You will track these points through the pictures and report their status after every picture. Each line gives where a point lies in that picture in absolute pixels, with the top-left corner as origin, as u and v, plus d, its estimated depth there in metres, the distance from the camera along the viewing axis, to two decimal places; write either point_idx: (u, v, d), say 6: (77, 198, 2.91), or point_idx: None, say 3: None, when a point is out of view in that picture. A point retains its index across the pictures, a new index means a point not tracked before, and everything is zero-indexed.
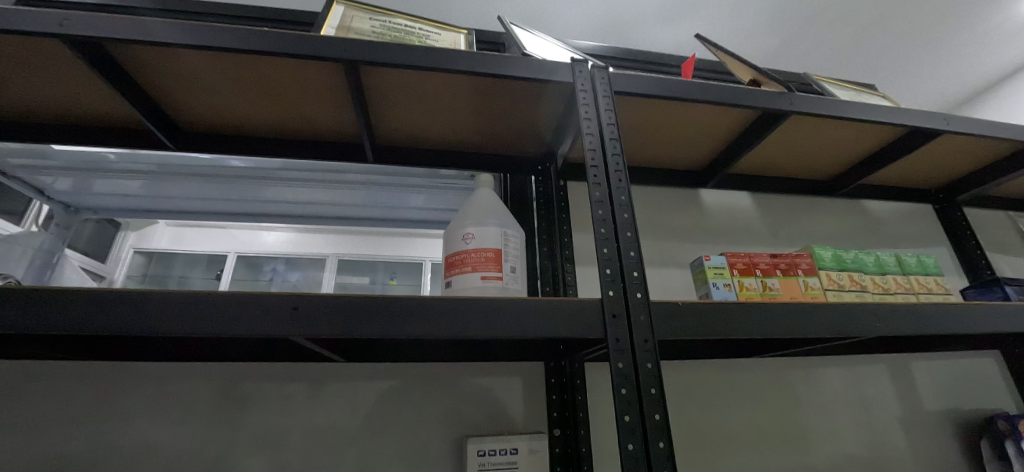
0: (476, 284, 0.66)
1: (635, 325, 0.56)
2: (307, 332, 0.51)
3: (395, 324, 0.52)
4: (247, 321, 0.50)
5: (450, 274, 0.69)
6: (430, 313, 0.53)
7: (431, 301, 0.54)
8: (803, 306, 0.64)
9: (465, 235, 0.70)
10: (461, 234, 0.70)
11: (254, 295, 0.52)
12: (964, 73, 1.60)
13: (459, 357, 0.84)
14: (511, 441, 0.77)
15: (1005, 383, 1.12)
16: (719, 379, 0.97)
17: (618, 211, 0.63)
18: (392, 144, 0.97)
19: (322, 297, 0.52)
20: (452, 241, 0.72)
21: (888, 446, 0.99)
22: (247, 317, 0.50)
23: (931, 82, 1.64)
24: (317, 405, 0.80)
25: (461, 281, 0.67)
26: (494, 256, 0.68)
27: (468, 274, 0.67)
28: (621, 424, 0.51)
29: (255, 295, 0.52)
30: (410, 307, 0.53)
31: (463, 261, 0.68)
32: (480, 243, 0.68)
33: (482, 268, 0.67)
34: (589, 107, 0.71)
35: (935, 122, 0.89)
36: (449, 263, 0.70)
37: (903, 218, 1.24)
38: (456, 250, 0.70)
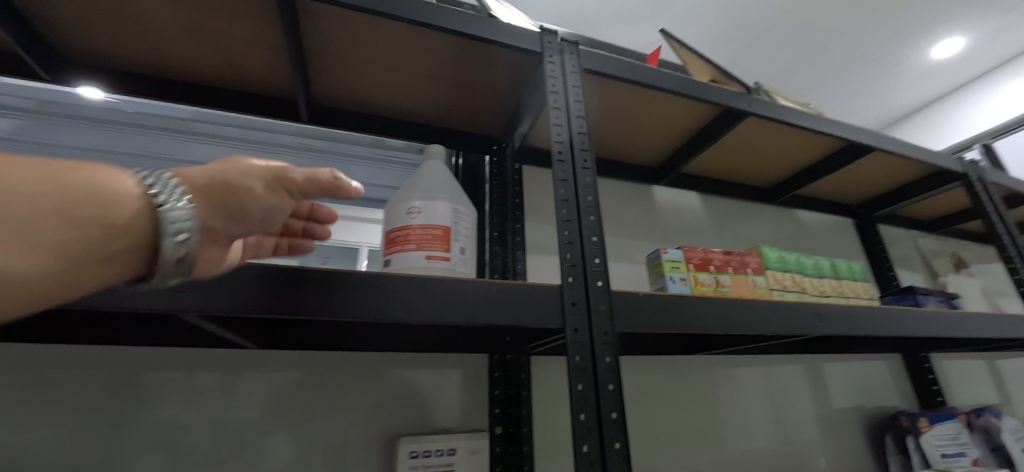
0: (419, 264, 0.58)
1: (596, 315, 0.52)
2: (205, 306, 0.41)
3: (325, 303, 0.44)
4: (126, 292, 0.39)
5: (389, 253, 0.61)
6: (369, 292, 0.46)
7: (370, 278, 0.46)
8: (755, 305, 0.64)
9: (411, 209, 0.62)
10: (406, 208, 0.62)
11: None
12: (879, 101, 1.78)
13: (394, 345, 0.76)
14: (449, 441, 0.71)
15: (899, 383, 1.25)
16: (659, 376, 0.98)
17: (582, 193, 0.59)
18: (332, 103, 0.84)
19: (228, 264, 0.43)
20: (394, 216, 0.63)
21: (806, 440, 1.07)
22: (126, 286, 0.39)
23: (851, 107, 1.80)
24: (227, 395, 0.68)
25: (402, 259, 0.59)
26: (443, 234, 0.61)
27: (411, 252, 0.59)
28: (576, 423, 0.46)
29: None
30: (342, 284, 0.45)
31: (406, 237, 0.60)
32: (427, 219, 0.61)
33: (427, 246, 0.59)
34: (557, 80, 0.65)
35: (870, 138, 0.94)
36: (388, 240, 0.62)
37: (830, 229, 1.33)
38: (399, 224, 0.62)
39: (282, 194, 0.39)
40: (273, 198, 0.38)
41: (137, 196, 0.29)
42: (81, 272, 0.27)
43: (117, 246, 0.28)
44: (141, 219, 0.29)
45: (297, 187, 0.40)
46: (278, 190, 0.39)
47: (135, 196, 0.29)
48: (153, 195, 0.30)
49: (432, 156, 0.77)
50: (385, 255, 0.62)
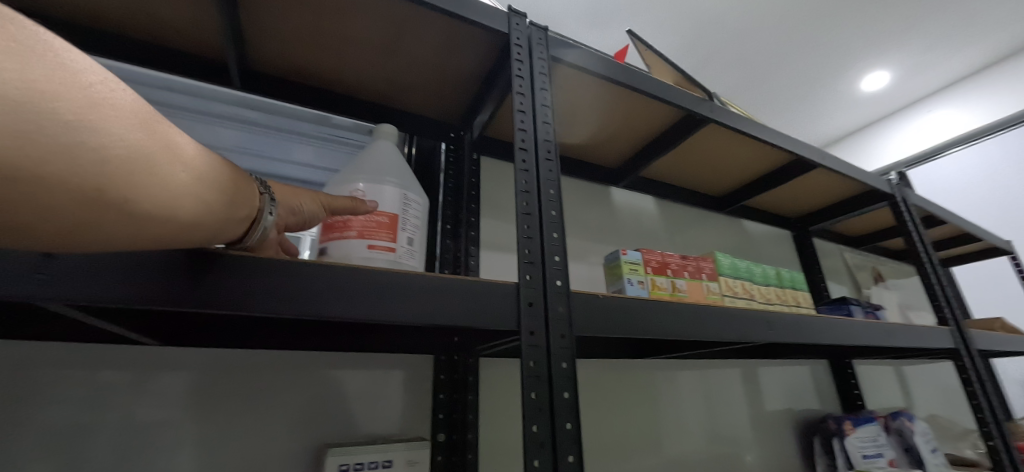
0: (359, 253, 0.52)
1: (553, 317, 0.48)
2: (72, 295, 0.33)
3: (236, 295, 0.37)
4: None
5: (325, 240, 0.54)
6: (292, 283, 0.39)
7: (295, 265, 0.39)
8: (710, 310, 0.63)
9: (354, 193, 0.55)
10: (349, 191, 0.56)
11: None
12: None
13: (329, 344, 0.68)
14: (385, 451, 0.63)
15: (823, 387, 1.33)
16: (608, 380, 0.97)
17: (544, 186, 0.55)
18: (269, 70, 0.74)
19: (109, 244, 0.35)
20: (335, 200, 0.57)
21: (741, 442, 1.10)
22: None
23: None
24: (126, 397, 0.58)
25: (340, 247, 0.52)
26: (390, 222, 0.54)
27: (351, 239, 0.52)
28: (527, 436, 0.42)
29: None
30: (257, 271, 0.38)
31: (347, 224, 0.53)
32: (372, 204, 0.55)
33: (371, 234, 0.53)
34: (523, 64, 0.61)
35: (816, 154, 0.98)
36: (326, 226, 0.55)
37: (772, 240, 1.40)
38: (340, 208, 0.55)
39: (318, 208, 0.48)
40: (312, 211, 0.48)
41: (255, 184, 0.40)
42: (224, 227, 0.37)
43: (245, 211, 0.38)
44: (254, 197, 0.40)
45: (327, 202, 0.49)
46: (317, 204, 0.48)
47: (253, 185, 0.40)
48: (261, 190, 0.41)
49: (381, 136, 0.71)
50: (321, 243, 0.55)
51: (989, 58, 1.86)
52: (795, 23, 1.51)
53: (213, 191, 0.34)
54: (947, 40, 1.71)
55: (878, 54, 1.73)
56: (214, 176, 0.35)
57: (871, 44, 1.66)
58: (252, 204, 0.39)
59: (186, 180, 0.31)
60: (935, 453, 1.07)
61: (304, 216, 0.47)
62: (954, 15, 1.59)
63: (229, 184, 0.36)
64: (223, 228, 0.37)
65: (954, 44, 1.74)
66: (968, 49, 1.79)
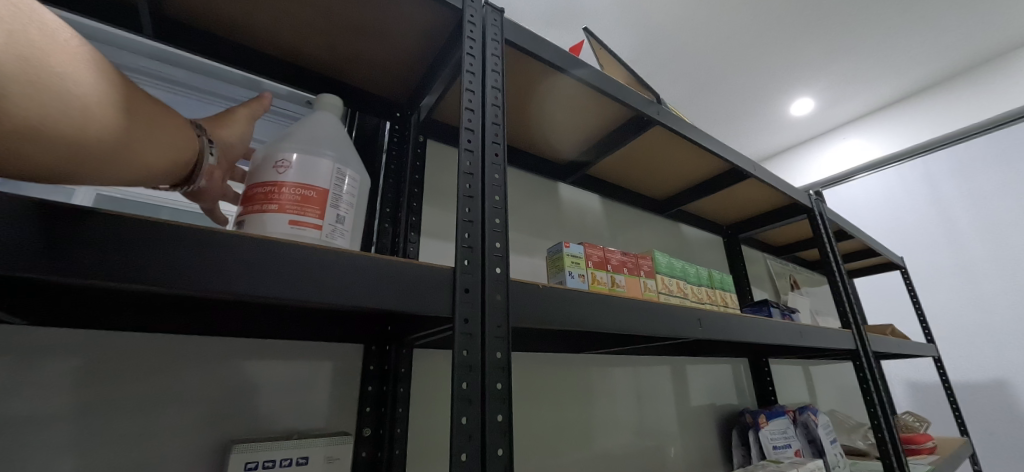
0: (276, 230, 0.47)
1: (489, 305, 0.46)
2: None
3: (118, 261, 0.31)
4: None
5: (244, 213, 0.49)
6: (192, 253, 0.33)
7: (197, 232, 0.34)
8: (646, 306, 0.65)
9: (280, 163, 0.50)
10: (274, 160, 0.51)
11: None
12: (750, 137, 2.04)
13: (243, 329, 0.61)
14: (301, 447, 0.58)
15: (742, 383, 1.43)
16: (545, 374, 0.97)
17: (488, 170, 0.53)
18: (190, 21, 0.66)
19: None
20: (259, 167, 0.52)
21: (667, 436, 1.15)
22: None
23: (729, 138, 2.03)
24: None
25: (256, 222, 0.47)
26: (318, 197, 0.50)
27: (268, 213, 0.47)
28: (456, 429, 0.40)
29: None
30: (147, 235, 0.32)
31: (270, 195, 0.49)
32: (297, 176, 0.50)
33: (295, 209, 0.48)
34: (476, 43, 0.58)
35: (749, 165, 1.03)
36: (247, 197, 0.50)
37: (705, 244, 1.48)
38: (261, 177, 0.50)
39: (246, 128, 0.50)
40: (241, 132, 0.49)
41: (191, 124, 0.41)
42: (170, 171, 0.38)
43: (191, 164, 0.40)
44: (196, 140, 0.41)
45: (247, 118, 0.51)
46: (243, 126, 0.50)
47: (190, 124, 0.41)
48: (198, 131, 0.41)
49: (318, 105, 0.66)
50: (240, 215, 0.50)
51: (896, 95, 2.09)
52: (737, 43, 1.61)
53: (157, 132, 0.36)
54: (863, 75, 1.90)
55: (806, 81, 1.89)
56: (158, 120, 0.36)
57: (801, 71, 1.81)
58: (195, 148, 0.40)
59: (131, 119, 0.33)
60: (834, 443, 1.19)
61: (239, 140, 0.49)
62: (871, 54, 1.77)
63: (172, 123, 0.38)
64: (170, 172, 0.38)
65: (870, 79, 1.94)
66: (879, 86, 1.99)
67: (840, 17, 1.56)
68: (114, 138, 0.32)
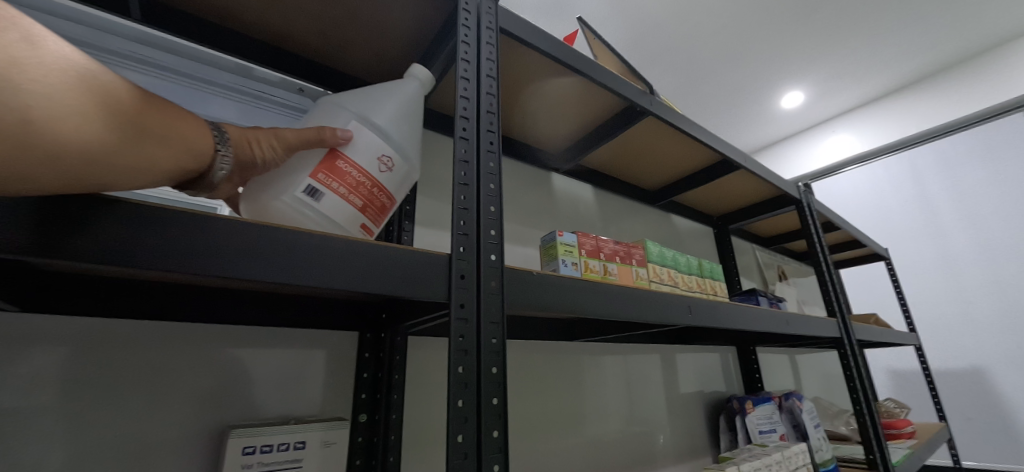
0: (350, 227, 0.47)
1: (484, 293, 0.47)
2: None
3: (137, 251, 0.32)
4: None
5: (322, 182, 0.46)
6: (200, 240, 0.34)
7: (198, 217, 0.34)
8: (637, 293, 0.66)
9: (385, 159, 0.51)
10: (382, 151, 0.51)
11: None
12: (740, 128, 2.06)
13: (236, 316, 0.62)
14: (298, 432, 0.58)
15: (730, 371, 1.46)
16: (537, 361, 0.99)
17: (483, 158, 0.53)
18: (178, 5, 0.65)
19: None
20: (354, 143, 0.49)
21: (656, 422, 1.18)
22: None
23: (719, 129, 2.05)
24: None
25: (334, 207, 0.46)
26: (386, 207, 0.52)
27: (351, 209, 0.47)
28: (452, 411, 0.41)
29: None
30: (156, 223, 0.33)
31: (358, 186, 0.48)
32: (390, 182, 0.52)
33: (371, 213, 0.49)
34: (470, 31, 0.58)
35: (740, 156, 1.05)
36: (329, 165, 0.47)
37: (697, 235, 1.50)
38: (356, 160, 0.49)
39: (282, 151, 0.46)
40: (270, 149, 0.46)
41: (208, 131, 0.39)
42: (173, 171, 0.35)
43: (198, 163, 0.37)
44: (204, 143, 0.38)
45: (292, 141, 0.46)
46: (279, 146, 0.46)
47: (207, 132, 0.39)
48: (215, 140, 0.39)
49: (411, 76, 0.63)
50: (310, 178, 0.46)
51: (884, 90, 2.12)
52: (730, 35, 1.61)
53: (148, 129, 0.33)
54: (851, 70, 1.93)
55: (797, 75, 1.91)
56: (143, 113, 0.33)
57: (792, 64, 1.82)
58: (204, 153, 0.37)
59: (111, 114, 0.30)
60: (818, 429, 1.22)
61: (266, 156, 0.46)
62: (861, 48, 1.79)
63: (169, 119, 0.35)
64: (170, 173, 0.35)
65: (858, 73, 1.96)
66: (868, 80, 2.02)
67: (831, 11, 1.57)
68: (100, 145, 0.29)
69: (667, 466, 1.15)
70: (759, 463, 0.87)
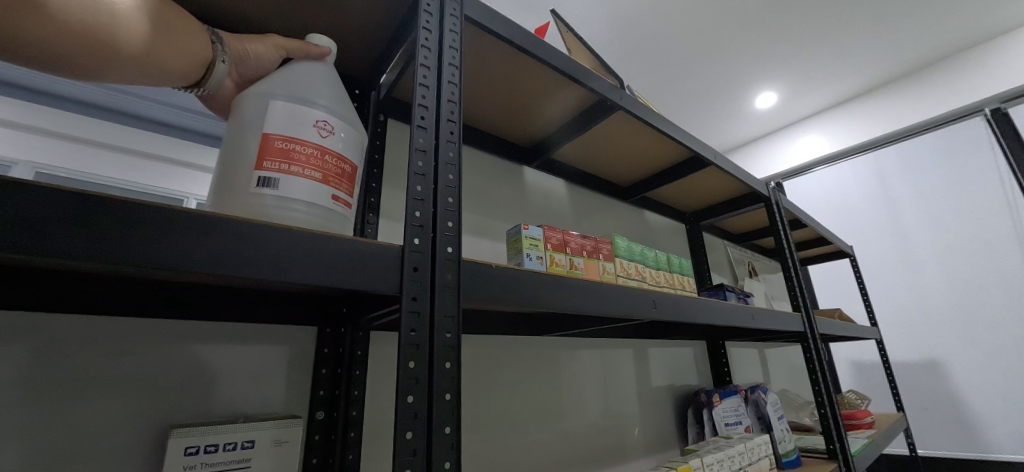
0: (322, 201, 0.47)
1: (440, 285, 0.46)
2: None
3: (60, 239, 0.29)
4: None
5: (272, 168, 0.45)
6: (135, 227, 0.31)
7: (132, 204, 0.31)
8: (602, 287, 0.66)
9: (322, 124, 0.49)
10: (314, 119, 0.49)
11: None
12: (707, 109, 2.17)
13: (178, 310, 0.58)
14: (248, 430, 0.56)
15: (700, 365, 1.49)
16: (506, 356, 0.97)
17: (443, 148, 0.51)
18: None
19: None
20: (287, 120, 0.48)
21: (626, 417, 1.18)
22: None
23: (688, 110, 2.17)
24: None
25: (294, 187, 0.45)
26: (349, 172, 0.51)
27: (315, 184, 0.46)
28: (400, 407, 0.40)
29: None
30: (85, 207, 0.30)
31: (312, 159, 0.47)
32: (339, 146, 0.50)
33: (336, 183, 0.49)
34: (432, 18, 0.56)
35: (710, 152, 1.06)
36: (273, 150, 0.46)
37: (669, 232, 1.51)
38: (295, 135, 0.47)
39: (271, 49, 0.56)
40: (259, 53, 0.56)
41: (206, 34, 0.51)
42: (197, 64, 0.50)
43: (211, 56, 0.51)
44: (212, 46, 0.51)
45: (276, 46, 0.57)
46: (268, 47, 0.56)
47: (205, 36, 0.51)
48: (212, 41, 0.51)
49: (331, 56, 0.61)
50: (258, 169, 0.45)
51: (853, 92, 2.18)
52: (705, 34, 1.63)
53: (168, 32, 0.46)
54: (820, 71, 1.98)
55: (770, 75, 1.95)
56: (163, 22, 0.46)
57: (765, 64, 1.86)
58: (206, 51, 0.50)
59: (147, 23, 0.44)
60: (782, 420, 1.25)
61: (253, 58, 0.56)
62: (830, 50, 1.84)
63: (179, 28, 0.48)
64: (192, 67, 0.49)
65: (828, 75, 2.02)
66: (836, 83, 2.09)
67: (803, 13, 1.60)
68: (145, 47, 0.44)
69: (636, 459, 1.17)
70: (722, 456, 0.88)
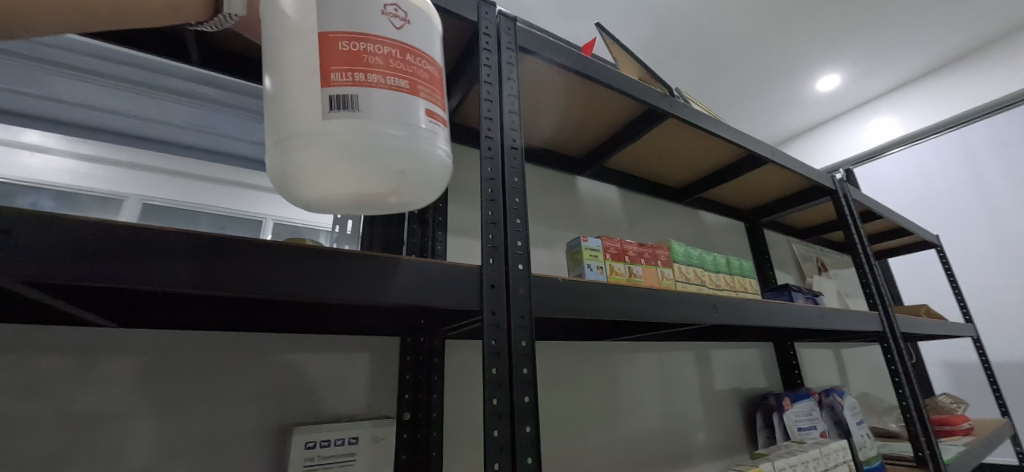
0: (414, 116, 0.35)
1: (513, 298, 0.51)
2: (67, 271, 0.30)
3: (228, 275, 0.35)
4: None
5: (345, 81, 0.34)
6: (277, 263, 0.38)
7: (275, 246, 0.38)
8: (662, 294, 0.68)
9: (389, 9, 0.37)
10: (378, 6, 0.36)
11: None
12: (760, 102, 2.10)
13: (289, 327, 0.68)
14: (350, 429, 0.64)
15: (767, 367, 1.44)
16: (567, 360, 1.01)
17: (508, 174, 0.57)
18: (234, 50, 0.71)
19: (92, 224, 0.31)
20: (349, 15, 0.35)
21: (691, 421, 1.18)
22: None
23: (738, 106, 2.11)
24: (61, 383, 0.56)
25: (382, 102, 0.34)
26: (435, 72, 0.39)
27: (406, 95, 0.35)
28: (487, 408, 0.45)
29: None
30: (243, 250, 0.37)
31: (387, 58, 0.35)
32: (415, 39, 0.38)
33: (424, 87, 0.37)
34: (492, 54, 0.62)
35: (767, 149, 1.04)
36: (339, 56, 0.34)
37: (726, 231, 1.48)
38: (363, 31, 0.35)
39: None
40: None
41: None
42: None
43: None
44: None
45: None
46: None
47: None
48: None
49: None
50: (330, 86, 0.34)
51: (928, 66, 2.01)
52: (758, 23, 1.58)
53: None
54: (890, 48, 1.85)
55: (831, 57, 1.84)
56: None
57: (828, 45, 1.75)
58: None
59: None
60: (861, 425, 1.19)
61: None
62: (900, 25, 1.71)
63: None
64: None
65: (902, 50, 1.87)
66: (909, 58, 1.93)
67: None
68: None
69: (703, 463, 1.16)
70: (794, 460, 0.86)
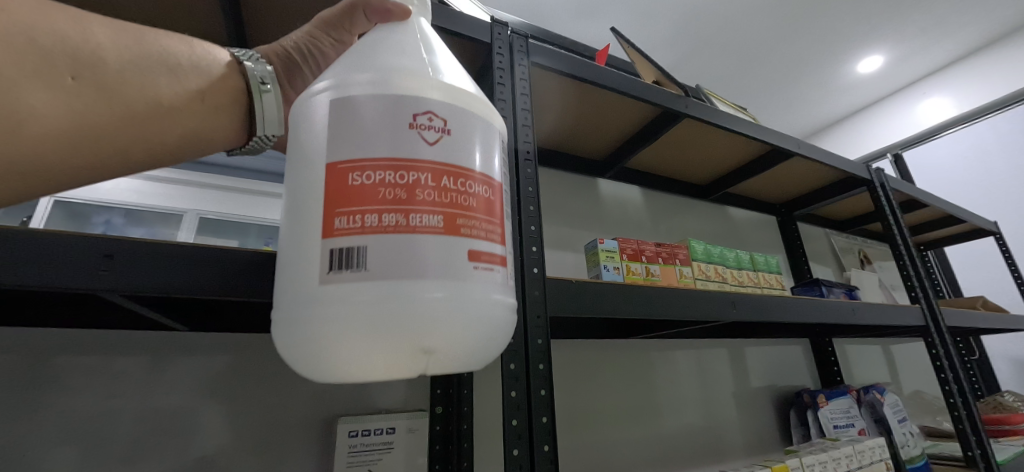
0: (458, 263, 0.30)
1: (528, 300, 0.55)
2: (162, 283, 0.37)
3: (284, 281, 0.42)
4: (66, 273, 0.34)
5: (350, 227, 0.29)
6: None
7: None
8: (677, 292, 0.70)
9: (424, 120, 0.31)
10: (409, 118, 0.31)
11: (72, 236, 0.35)
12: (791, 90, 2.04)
13: None
14: (388, 420, 0.71)
15: (805, 364, 1.41)
16: (594, 359, 1.04)
17: (523, 185, 0.61)
18: None
19: (174, 245, 0.38)
20: (372, 137, 0.30)
21: (723, 419, 1.17)
22: (68, 268, 0.34)
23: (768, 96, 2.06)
24: (144, 384, 0.65)
25: (407, 252, 0.28)
26: (483, 197, 0.33)
27: (440, 236, 0.29)
28: (506, 400, 0.49)
29: (73, 236, 0.35)
30: None
31: (420, 190, 0.30)
32: (451, 156, 0.32)
33: (469, 223, 0.31)
34: (505, 72, 0.66)
35: (792, 143, 1.03)
36: (358, 193, 0.29)
37: (757, 226, 1.46)
38: (394, 156, 0.30)
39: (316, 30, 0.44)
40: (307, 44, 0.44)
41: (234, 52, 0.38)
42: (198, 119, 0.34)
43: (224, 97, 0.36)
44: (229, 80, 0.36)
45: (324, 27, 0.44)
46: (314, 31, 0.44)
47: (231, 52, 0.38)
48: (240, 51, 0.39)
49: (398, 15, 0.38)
50: (344, 233, 0.29)
51: (979, 40, 1.89)
52: (784, 10, 1.54)
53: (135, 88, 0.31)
54: (933, 25, 1.75)
55: (867, 40, 1.77)
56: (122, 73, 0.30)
57: (863, 27, 1.68)
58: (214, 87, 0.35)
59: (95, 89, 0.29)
60: (903, 423, 1.15)
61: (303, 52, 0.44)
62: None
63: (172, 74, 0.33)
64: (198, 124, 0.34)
65: (950, 24, 1.76)
66: (957, 33, 1.82)
67: None
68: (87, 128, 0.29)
69: (737, 460, 1.15)
70: (825, 457, 0.85)
